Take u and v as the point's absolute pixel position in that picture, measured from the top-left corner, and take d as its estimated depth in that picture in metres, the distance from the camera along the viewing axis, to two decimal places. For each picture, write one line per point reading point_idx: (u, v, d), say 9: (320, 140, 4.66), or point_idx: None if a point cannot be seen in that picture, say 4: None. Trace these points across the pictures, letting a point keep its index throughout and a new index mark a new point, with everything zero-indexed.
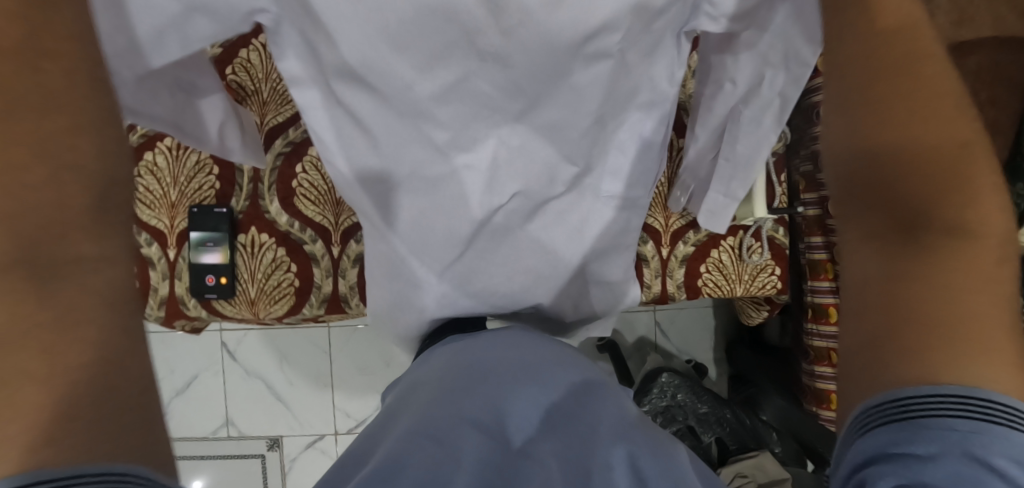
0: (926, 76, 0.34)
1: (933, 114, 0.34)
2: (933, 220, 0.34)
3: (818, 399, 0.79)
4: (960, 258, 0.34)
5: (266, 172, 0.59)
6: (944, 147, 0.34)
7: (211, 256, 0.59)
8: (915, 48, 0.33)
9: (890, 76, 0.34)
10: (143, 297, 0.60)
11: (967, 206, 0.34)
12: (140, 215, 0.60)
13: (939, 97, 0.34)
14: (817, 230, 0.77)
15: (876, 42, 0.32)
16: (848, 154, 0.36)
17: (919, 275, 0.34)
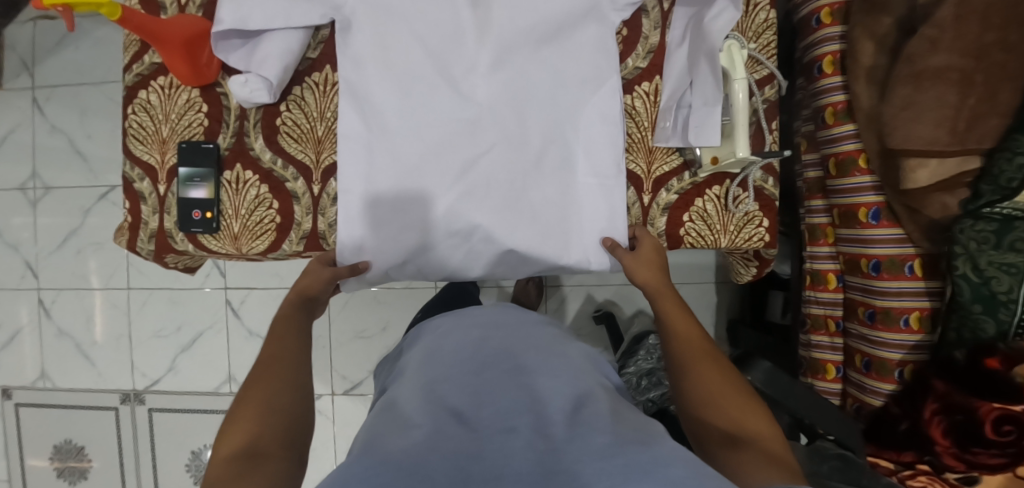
0: (697, 345, 0.49)
1: (704, 360, 0.47)
2: (723, 404, 0.43)
3: (814, 370, 0.76)
4: (740, 406, 0.43)
5: (251, 110, 0.61)
6: (702, 361, 0.47)
7: (198, 191, 0.61)
8: (692, 339, 0.50)
9: (691, 346, 0.49)
10: (134, 230, 0.62)
11: (739, 396, 0.44)
12: (132, 150, 0.62)
13: (702, 354, 0.48)
14: (818, 193, 0.75)
15: (672, 331, 0.51)
16: (678, 365, 0.48)
17: (728, 407, 0.43)
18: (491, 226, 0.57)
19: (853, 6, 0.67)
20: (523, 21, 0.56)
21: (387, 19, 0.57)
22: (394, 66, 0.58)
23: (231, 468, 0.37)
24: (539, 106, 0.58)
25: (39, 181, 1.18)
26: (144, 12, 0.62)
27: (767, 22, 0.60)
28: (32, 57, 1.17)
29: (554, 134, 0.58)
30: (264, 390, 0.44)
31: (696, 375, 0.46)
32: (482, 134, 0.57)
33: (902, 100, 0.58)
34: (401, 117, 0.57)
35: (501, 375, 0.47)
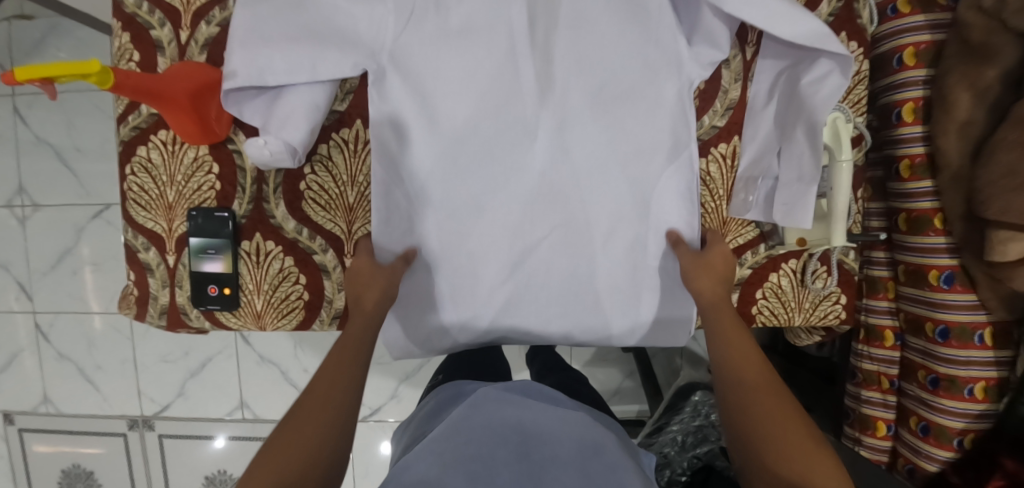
0: (756, 375, 0.43)
1: (767, 397, 0.41)
2: (800, 466, 0.37)
3: (862, 426, 0.74)
4: (810, 467, 0.37)
5: (270, 173, 0.53)
6: (766, 397, 0.41)
7: (213, 264, 0.53)
8: (754, 371, 0.43)
9: (754, 376, 0.43)
10: (142, 304, 0.56)
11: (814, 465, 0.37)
12: (133, 216, 0.54)
13: (764, 389, 0.42)
14: (881, 244, 0.70)
15: (730, 348, 0.45)
16: (735, 394, 0.43)
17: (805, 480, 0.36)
18: (546, 310, 0.56)
19: (944, 47, 0.60)
20: (589, 82, 0.51)
21: (431, 77, 0.51)
22: (444, 128, 0.52)
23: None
24: (601, 176, 0.53)
25: (25, 197, 1.08)
26: (140, 54, 0.53)
27: (860, 75, 0.53)
28: (7, 58, 1.05)
29: (621, 212, 0.54)
30: (303, 430, 0.39)
31: (761, 415, 0.40)
32: (542, 210, 0.54)
33: (1004, 168, 0.52)
34: (451, 194, 0.53)
35: (534, 456, 0.50)
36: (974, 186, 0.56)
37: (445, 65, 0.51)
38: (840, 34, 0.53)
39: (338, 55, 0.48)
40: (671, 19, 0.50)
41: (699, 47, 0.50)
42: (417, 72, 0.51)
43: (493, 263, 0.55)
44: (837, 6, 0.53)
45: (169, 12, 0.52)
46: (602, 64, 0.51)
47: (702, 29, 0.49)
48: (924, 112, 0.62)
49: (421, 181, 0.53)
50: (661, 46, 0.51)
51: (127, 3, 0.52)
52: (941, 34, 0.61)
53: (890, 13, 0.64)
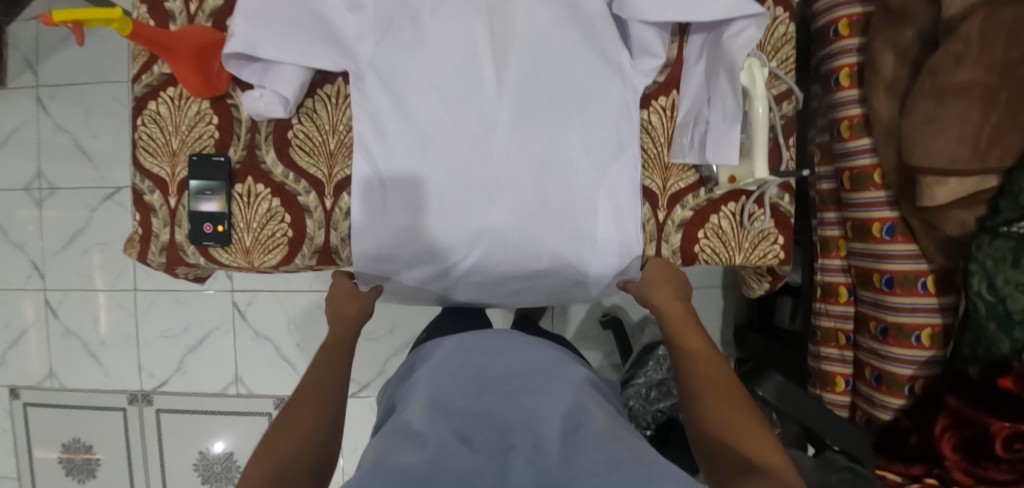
0: (709, 366, 0.49)
1: (721, 385, 0.47)
2: (743, 441, 0.42)
3: (823, 382, 0.76)
4: (749, 440, 0.42)
5: (263, 123, 0.60)
6: (715, 384, 0.47)
7: (209, 204, 0.60)
8: (707, 363, 0.49)
9: (706, 366, 0.49)
10: (145, 242, 0.62)
11: (752, 440, 0.42)
12: (142, 163, 0.61)
13: (716, 378, 0.47)
14: (831, 205, 0.74)
15: (682, 347, 0.51)
16: (689, 383, 0.48)
17: (748, 452, 0.41)
18: (508, 255, 0.60)
19: (872, 17, 0.66)
20: (548, 84, 0.58)
21: (402, 61, 0.58)
22: (411, 115, 0.58)
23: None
24: (560, 174, 0.58)
25: (44, 181, 1.17)
26: (153, 21, 0.61)
27: (786, 36, 0.59)
28: (35, 54, 1.16)
29: (578, 199, 0.59)
30: (307, 402, 0.47)
31: (709, 402, 0.45)
32: (498, 196, 0.59)
33: (923, 115, 0.58)
34: (417, 144, 0.59)
35: (500, 392, 0.46)
36: (903, 137, 0.61)
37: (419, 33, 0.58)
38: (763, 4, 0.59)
39: (323, 51, 0.57)
40: (614, 32, 0.57)
41: (640, 59, 0.57)
42: (397, 64, 0.58)
43: (458, 211, 0.59)
44: None
45: None
46: (554, 69, 0.58)
47: (638, 43, 0.56)
48: (860, 77, 0.68)
49: (390, 136, 0.58)
50: (609, 59, 0.57)
51: None
52: (870, 6, 0.67)
53: None
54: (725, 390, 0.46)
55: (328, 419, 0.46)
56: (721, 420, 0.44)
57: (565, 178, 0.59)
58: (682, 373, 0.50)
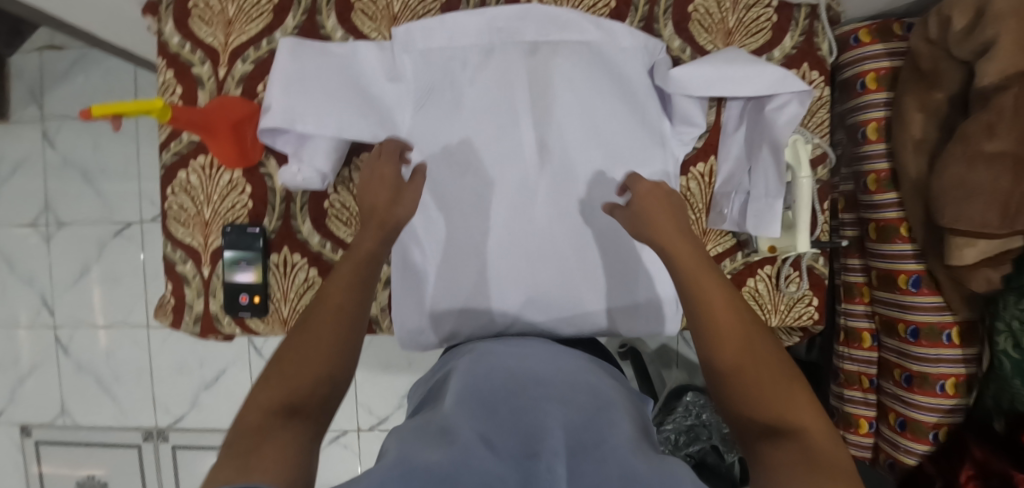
0: (721, 308, 0.38)
1: (738, 334, 0.37)
2: (771, 407, 0.33)
3: (846, 423, 0.78)
4: (778, 403, 0.33)
5: (298, 193, 0.59)
6: (729, 334, 0.37)
7: (244, 274, 0.59)
8: (721, 305, 0.38)
9: (719, 310, 0.38)
10: (178, 312, 0.61)
11: (786, 404, 0.33)
12: (174, 233, 0.60)
13: (733, 327, 0.37)
14: (855, 251, 0.75)
15: (689, 291, 0.41)
16: (700, 342, 0.38)
17: (785, 421, 0.32)
18: (548, 323, 0.59)
19: (900, 72, 0.67)
20: (594, 156, 0.58)
21: (445, 130, 0.58)
22: (455, 186, 0.59)
23: (270, 420, 0.31)
24: (601, 241, 0.59)
25: (51, 216, 1.14)
26: (181, 87, 0.60)
27: (822, 100, 0.60)
28: (40, 86, 1.12)
29: (619, 267, 0.60)
30: (325, 317, 0.38)
31: (727, 358, 0.36)
32: (539, 264, 0.59)
33: (955, 178, 0.58)
34: (458, 212, 0.59)
35: (525, 393, 0.37)
36: (933, 196, 0.62)
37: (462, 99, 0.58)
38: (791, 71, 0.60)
39: (365, 123, 0.56)
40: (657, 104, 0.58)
41: (681, 127, 0.57)
42: (440, 131, 0.57)
43: (498, 277, 0.59)
44: (799, 40, 0.60)
45: (210, 52, 0.59)
46: (598, 138, 0.57)
47: (680, 113, 0.56)
48: (887, 131, 0.69)
49: (432, 205, 0.59)
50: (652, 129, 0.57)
51: (171, 44, 0.60)
52: (898, 60, 0.68)
53: (852, 42, 0.70)
54: (753, 340, 0.37)
55: (355, 335, 0.38)
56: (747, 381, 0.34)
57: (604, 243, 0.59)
58: (689, 324, 0.40)
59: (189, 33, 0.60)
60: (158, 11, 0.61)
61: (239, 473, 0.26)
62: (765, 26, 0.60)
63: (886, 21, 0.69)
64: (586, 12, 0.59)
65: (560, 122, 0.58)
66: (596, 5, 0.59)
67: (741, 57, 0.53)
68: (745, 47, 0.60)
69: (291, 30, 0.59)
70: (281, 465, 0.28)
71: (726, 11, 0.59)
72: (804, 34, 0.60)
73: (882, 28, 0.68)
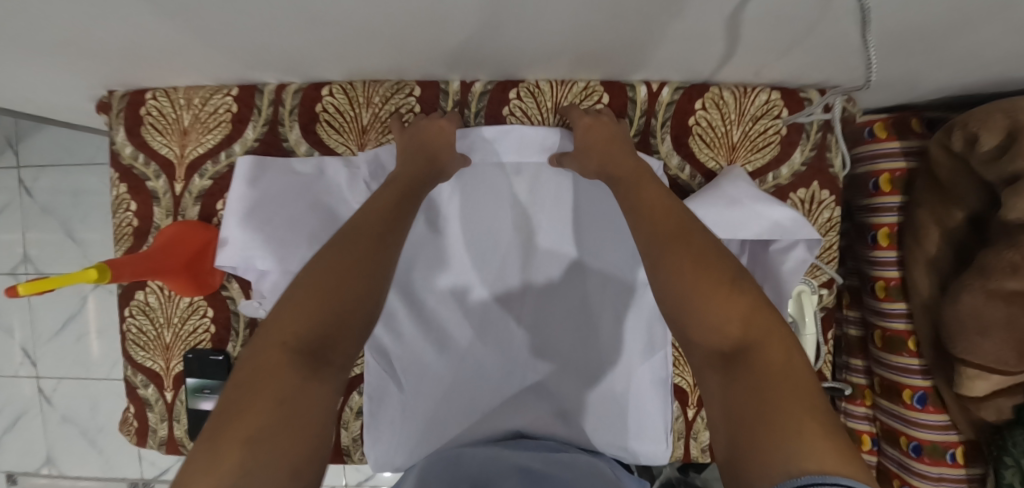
0: (683, 246, 0.39)
1: (702, 267, 0.38)
2: (738, 338, 0.34)
3: None
4: (745, 327, 0.34)
5: (262, 319, 0.55)
6: (693, 264, 0.38)
7: (208, 402, 0.56)
8: (695, 248, 0.39)
9: (683, 251, 0.39)
10: (142, 434, 0.58)
11: (751, 331, 0.34)
12: (134, 355, 0.57)
13: (699, 261, 0.38)
14: (858, 352, 0.71)
15: (653, 233, 0.41)
16: (663, 276, 0.39)
17: (747, 349, 0.33)
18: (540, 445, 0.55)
19: (916, 176, 0.62)
20: (589, 281, 0.56)
21: (427, 255, 0.56)
22: (440, 316, 0.56)
23: (296, 374, 0.30)
24: (597, 363, 0.56)
25: (30, 265, 1.11)
26: (136, 203, 0.56)
27: (830, 221, 0.55)
28: (14, 132, 1.08)
29: (613, 398, 0.56)
30: (341, 261, 0.37)
31: (692, 293, 0.37)
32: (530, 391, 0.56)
33: (969, 309, 0.54)
34: (440, 334, 0.56)
35: None
36: (945, 319, 0.58)
37: (444, 227, 0.55)
38: (799, 190, 0.55)
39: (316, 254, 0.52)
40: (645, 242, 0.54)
41: None
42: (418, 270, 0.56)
43: (477, 407, 0.56)
44: (810, 155, 0.55)
45: (165, 166, 0.55)
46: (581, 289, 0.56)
47: None
48: (899, 237, 0.64)
49: (410, 337, 0.56)
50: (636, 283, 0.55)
51: (124, 155, 0.55)
52: (915, 161, 0.63)
53: (867, 136, 0.64)
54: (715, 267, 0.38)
55: (380, 275, 0.38)
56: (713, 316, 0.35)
57: (603, 370, 0.56)
58: (653, 259, 0.40)
59: (142, 142, 0.55)
60: (109, 114, 0.56)
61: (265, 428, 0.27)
62: (773, 139, 0.55)
63: (903, 115, 0.63)
64: (577, 125, 0.55)
65: (543, 260, 0.56)
66: None
67: (753, 196, 0.49)
68: (749, 164, 0.55)
69: (252, 142, 0.55)
70: (314, 412, 0.30)
71: (730, 124, 0.54)
72: (815, 148, 0.55)
73: (898, 123, 0.63)
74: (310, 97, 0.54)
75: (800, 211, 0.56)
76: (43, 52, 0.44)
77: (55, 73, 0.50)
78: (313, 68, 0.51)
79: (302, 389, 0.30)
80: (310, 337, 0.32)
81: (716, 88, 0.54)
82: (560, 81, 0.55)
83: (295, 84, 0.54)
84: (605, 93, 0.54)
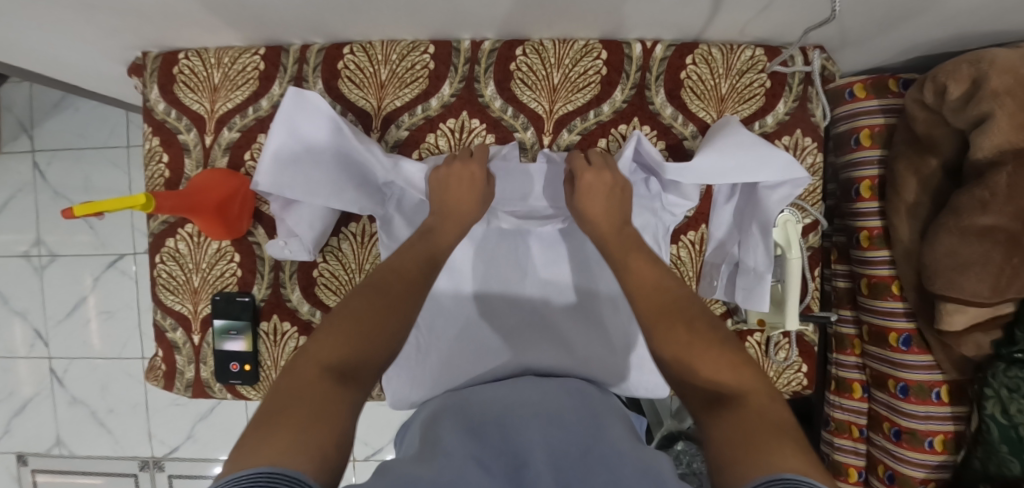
0: (671, 310, 0.45)
1: (694, 331, 0.43)
2: (733, 386, 0.37)
3: (835, 472, 0.79)
4: (731, 372, 0.39)
5: (287, 262, 0.59)
6: (681, 324, 0.43)
7: (235, 343, 0.59)
8: (689, 323, 0.43)
9: (677, 322, 0.44)
10: (170, 376, 0.62)
11: (734, 378, 0.38)
12: (163, 300, 0.60)
13: (690, 328, 0.43)
14: (847, 303, 0.76)
15: (646, 296, 0.47)
16: (656, 314, 0.45)
17: (741, 397, 0.36)
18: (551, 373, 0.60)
19: (895, 131, 0.67)
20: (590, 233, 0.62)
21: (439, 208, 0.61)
22: (456, 265, 0.62)
23: (320, 391, 0.34)
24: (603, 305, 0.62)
25: (44, 248, 1.14)
26: (167, 156, 0.60)
27: (814, 166, 0.60)
28: (30, 118, 1.12)
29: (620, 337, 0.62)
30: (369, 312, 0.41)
31: (681, 341, 0.42)
32: (542, 327, 0.62)
33: (946, 249, 0.58)
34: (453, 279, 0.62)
35: (505, 424, 0.44)
36: (925, 261, 0.62)
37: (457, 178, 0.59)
38: (784, 137, 0.60)
39: (354, 196, 0.55)
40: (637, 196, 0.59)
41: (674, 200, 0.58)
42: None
43: (492, 345, 0.61)
44: (793, 106, 0.60)
45: (196, 120, 0.59)
46: (583, 242, 0.63)
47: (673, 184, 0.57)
48: (880, 190, 0.69)
49: None
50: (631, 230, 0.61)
51: (157, 111, 0.60)
52: (893, 118, 0.67)
53: (847, 96, 0.69)
54: (716, 345, 0.41)
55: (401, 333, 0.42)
56: (704, 362, 0.40)
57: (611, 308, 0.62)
58: (649, 323, 0.45)
59: (174, 99, 0.59)
60: (143, 75, 0.60)
61: (293, 436, 0.29)
62: (759, 91, 0.59)
63: (880, 76, 0.68)
64: (577, 79, 0.59)
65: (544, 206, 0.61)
66: (587, 72, 0.59)
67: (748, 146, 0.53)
68: (738, 113, 0.60)
69: (277, 97, 0.59)
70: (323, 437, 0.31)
71: (718, 78, 0.59)
72: (797, 100, 0.60)
73: (877, 84, 0.67)
74: (332, 55, 0.58)
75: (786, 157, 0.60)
76: (91, 7, 0.48)
77: (98, 32, 0.54)
78: (335, 27, 0.55)
79: (306, 423, 0.31)
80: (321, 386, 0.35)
81: (705, 45, 0.59)
82: (562, 40, 0.59)
83: (318, 45, 0.59)
84: (604, 50, 0.59)
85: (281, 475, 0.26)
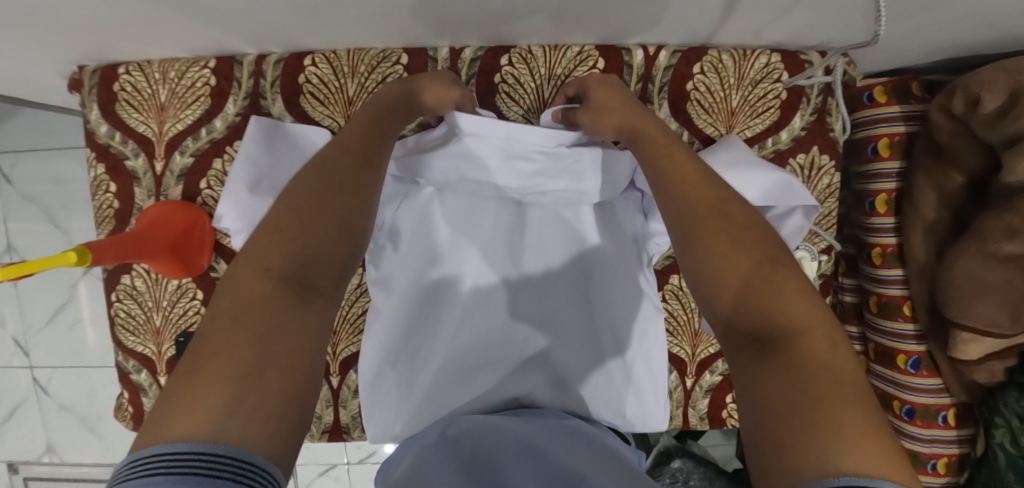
0: (709, 206, 0.36)
1: (738, 235, 0.33)
2: (774, 323, 0.30)
3: None
4: (775, 296, 0.30)
5: None
6: (719, 223, 0.34)
7: None
8: (733, 224, 0.34)
9: (711, 221, 0.35)
10: (137, 417, 0.58)
11: (784, 310, 0.30)
12: (124, 341, 0.56)
13: (735, 228, 0.34)
14: (852, 318, 0.71)
15: (675, 191, 0.37)
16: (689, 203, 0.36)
17: (785, 332, 0.29)
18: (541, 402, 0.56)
19: (916, 139, 0.61)
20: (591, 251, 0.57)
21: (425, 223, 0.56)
22: (443, 282, 0.57)
23: (271, 313, 0.28)
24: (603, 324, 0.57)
25: (15, 255, 1.08)
26: (115, 185, 0.54)
27: (830, 188, 0.55)
28: None
29: (614, 357, 0.58)
30: (316, 205, 0.33)
31: (717, 253, 0.33)
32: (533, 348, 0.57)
33: (966, 274, 0.54)
34: (441, 295, 0.57)
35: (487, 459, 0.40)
36: (941, 282, 0.57)
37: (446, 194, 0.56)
38: (799, 155, 0.54)
39: None
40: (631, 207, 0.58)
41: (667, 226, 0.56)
42: (414, 226, 0.57)
43: (480, 373, 0.56)
44: (810, 120, 0.54)
45: (144, 144, 0.53)
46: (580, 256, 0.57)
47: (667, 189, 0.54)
48: (896, 204, 0.64)
49: (413, 302, 0.56)
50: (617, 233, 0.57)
51: (99, 134, 0.53)
52: (915, 125, 0.62)
53: (866, 101, 0.63)
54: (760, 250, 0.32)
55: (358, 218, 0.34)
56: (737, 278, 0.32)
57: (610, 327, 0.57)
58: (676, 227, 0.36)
59: (117, 120, 0.53)
60: (81, 91, 0.53)
61: (239, 392, 0.24)
62: (773, 103, 0.53)
63: (904, 78, 0.61)
64: None
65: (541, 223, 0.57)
66: None
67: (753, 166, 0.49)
68: (749, 129, 0.54)
69: (233, 116, 0.53)
70: (282, 393, 0.25)
71: (729, 89, 0.53)
72: (816, 113, 0.54)
73: (899, 87, 0.61)
74: (293, 67, 0.52)
75: (800, 177, 0.55)
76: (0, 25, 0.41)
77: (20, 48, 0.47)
78: (293, 36, 0.48)
79: (254, 369, 0.25)
80: (272, 306, 0.28)
81: (715, 51, 0.52)
82: (553, 47, 0.53)
83: (275, 54, 0.52)
84: (601, 58, 0.53)
85: (246, 463, 0.21)
